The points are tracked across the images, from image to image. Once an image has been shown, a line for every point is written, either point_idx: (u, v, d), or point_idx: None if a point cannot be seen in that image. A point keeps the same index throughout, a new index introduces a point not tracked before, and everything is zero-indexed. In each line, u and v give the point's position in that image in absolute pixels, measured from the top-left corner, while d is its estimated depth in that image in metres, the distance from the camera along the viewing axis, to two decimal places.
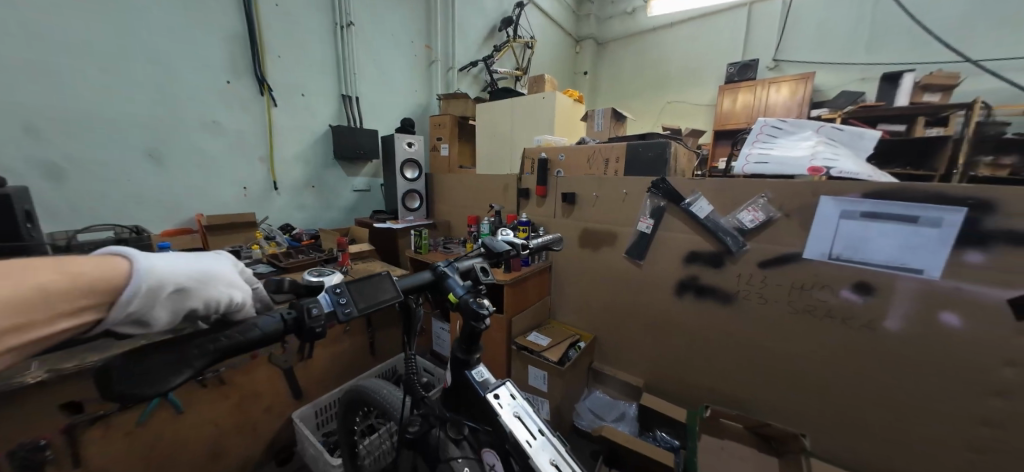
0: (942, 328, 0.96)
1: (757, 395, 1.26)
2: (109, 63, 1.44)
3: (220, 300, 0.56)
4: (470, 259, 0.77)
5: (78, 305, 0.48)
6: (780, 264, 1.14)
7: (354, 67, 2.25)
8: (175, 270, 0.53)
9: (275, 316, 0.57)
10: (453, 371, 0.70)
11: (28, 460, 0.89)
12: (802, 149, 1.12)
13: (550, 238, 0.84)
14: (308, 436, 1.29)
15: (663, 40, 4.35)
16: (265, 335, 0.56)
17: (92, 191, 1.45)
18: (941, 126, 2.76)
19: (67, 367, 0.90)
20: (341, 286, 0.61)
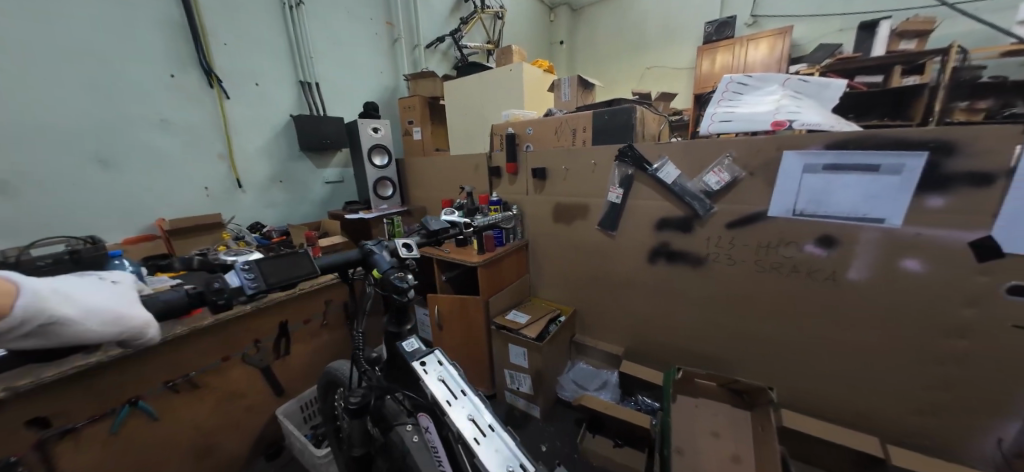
0: (904, 274, 0.97)
1: (731, 355, 1.29)
2: (33, 61, 1.32)
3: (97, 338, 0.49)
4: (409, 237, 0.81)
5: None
6: (748, 224, 1.13)
7: (310, 51, 2.13)
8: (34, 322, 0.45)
9: (178, 292, 0.58)
10: (385, 344, 0.79)
11: None
12: (767, 104, 1.09)
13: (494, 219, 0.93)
14: (294, 430, 1.29)
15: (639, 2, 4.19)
16: (168, 309, 0.57)
17: (36, 202, 1.37)
18: (917, 75, 2.74)
19: (22, 385, 0.88)
20: (247, 263, 0.61)
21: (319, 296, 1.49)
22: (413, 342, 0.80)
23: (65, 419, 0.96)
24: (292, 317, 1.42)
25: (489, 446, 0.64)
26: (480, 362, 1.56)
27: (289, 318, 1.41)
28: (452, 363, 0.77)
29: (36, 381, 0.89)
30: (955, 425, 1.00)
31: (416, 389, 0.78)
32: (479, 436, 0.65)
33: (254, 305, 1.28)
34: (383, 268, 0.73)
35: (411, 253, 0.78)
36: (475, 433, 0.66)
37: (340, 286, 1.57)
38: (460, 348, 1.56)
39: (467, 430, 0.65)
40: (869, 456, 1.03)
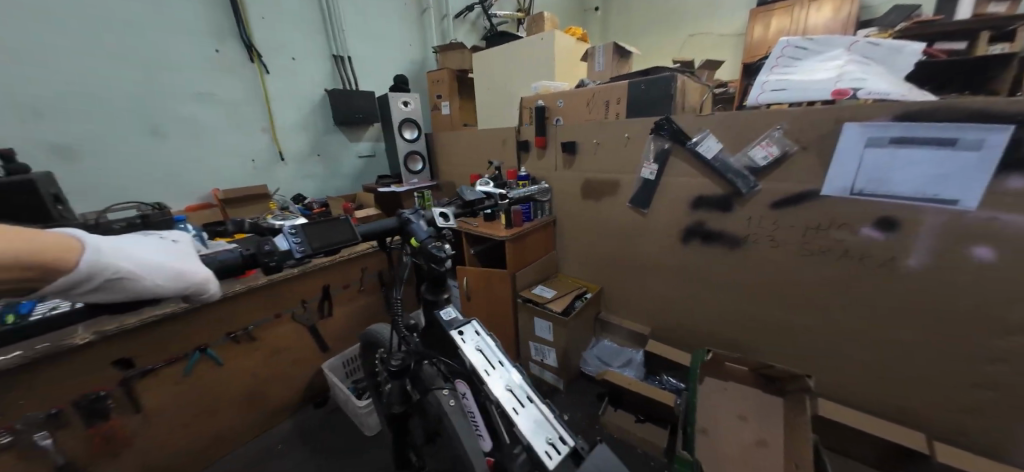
0: (971, 263, 0.88)
1: (764, 340, 1.24)
2: (93, 38, 1.41)
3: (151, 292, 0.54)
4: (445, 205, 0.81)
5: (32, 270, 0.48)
6: (793, 204, 1.06)
7: (341, 22, 2.14)
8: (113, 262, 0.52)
9: (234, 250, 0.61)
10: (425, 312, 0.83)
11: (94, 407, 1.01)
12: (827, 72, 0.99)
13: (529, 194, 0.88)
14: (337, 383, 1.40)
15: None
16: (225, 269, 0.60)
17: (104, 172, 1.50)
18: (1009, 41, 2.39)
19: (110, 329, 0.99)
20: (294, 227, 0.64)
21: (356, 264, 1.56)
22: (450, 311, 0.83)
23: (143, 362, 1.08)
24: (331, 282, 1.50)
25: (527, 416, 0.68)
26: (506, 335, 1.60)
27: (330, 283, 1.49)
28: (487, 334, 0.80)
29: (119, 327, 1.01)
30: (1014, 427, 0.93)
31: (454, 357, 0.82)
32: (517, 407, 0.69)
33: (298, 269, 1.36)
34: (421, 237, 0.75)
35: (449, 223, 0.78)
36: (514, 403, 0.70)
37: (374, 257, 1.64)
38: (488, 319, 1.59)
39: (507, 400, 0.70)
40: (908, 451, 0.98)
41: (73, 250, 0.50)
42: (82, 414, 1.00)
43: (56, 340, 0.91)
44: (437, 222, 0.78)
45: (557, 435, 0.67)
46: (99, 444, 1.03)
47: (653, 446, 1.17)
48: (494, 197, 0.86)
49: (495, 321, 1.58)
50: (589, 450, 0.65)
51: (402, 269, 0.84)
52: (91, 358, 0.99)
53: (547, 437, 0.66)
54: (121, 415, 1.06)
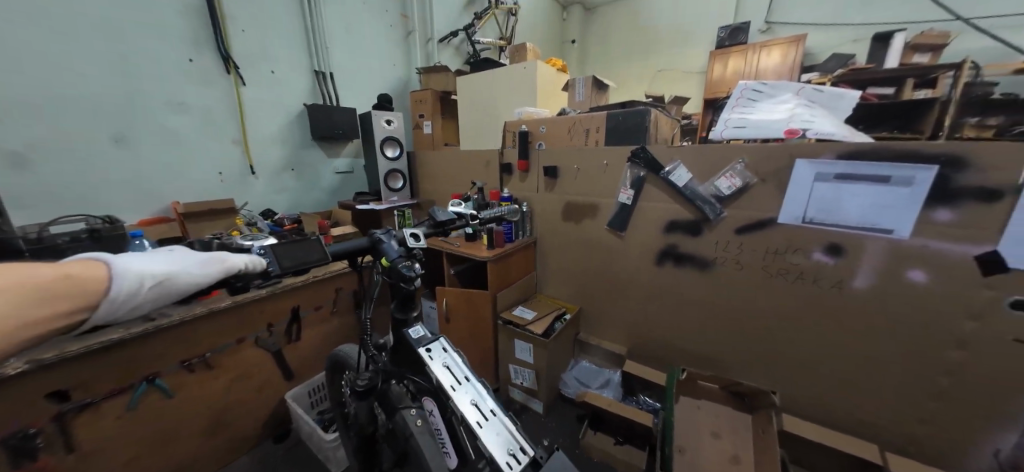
0: (908, 284, 0.99)
1: (734, 357, 1.30)
2: (53, 38, 1.34)
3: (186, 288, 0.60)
4: (417, 226, 0.80)
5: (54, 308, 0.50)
6: (756, 230, 1.15)
7: (325, 39, 2.14)
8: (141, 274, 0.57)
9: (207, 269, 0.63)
10: (392, 330, 0.81)
11: (19, 447, 0.90)
12: (781, 113, 1.10)
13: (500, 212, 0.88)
14: (302, 414, 1.33)
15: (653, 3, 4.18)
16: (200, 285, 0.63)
17: (54, 179, 1.39)
18: (929, 88, 2.75)
19: (47, 358, 0.91)
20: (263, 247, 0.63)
21: (331, 284, 1.51)
22: (419, 329, 0.83)
23: (84, 394, 0.98)
24: (303, 302, 1.44)
25: (490, 428, 0.69)
26: (485, 357, 1.58)
27: (301, 303, 1.43)
28: (455, 350, 0.80)
29: (58, 355, 0.92)
30: (953, 435, 1.02)
31: (421, 374, 0.81)
32: (480, 420, 0.70)
33: (268, 289, 1.30)
34: (392, 257, 0.74)
35: (419, 243, 0.77)
36: (478, 416, 0.70)
37: (350, 275, 1.60)
38: (468, 340, 1.58)
39: (471, 413, 0.70)
40: (865, 463, 1.05)
41: (99, 276, 0.53)
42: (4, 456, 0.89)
43: None
44: (408, 242, 0.76)
45: (519, 446, 0.69)
46: None
47: (633, 467, 1.19)
48: (463, 215, 0.85)
49: (475, 342, 1.57)
50: (548, 458, 0.69)
51: (375, 288, 0.82)
52: (23, 389, 0.89)
53: (508, 448, 0.67)
54: (51, 455, 0.95)
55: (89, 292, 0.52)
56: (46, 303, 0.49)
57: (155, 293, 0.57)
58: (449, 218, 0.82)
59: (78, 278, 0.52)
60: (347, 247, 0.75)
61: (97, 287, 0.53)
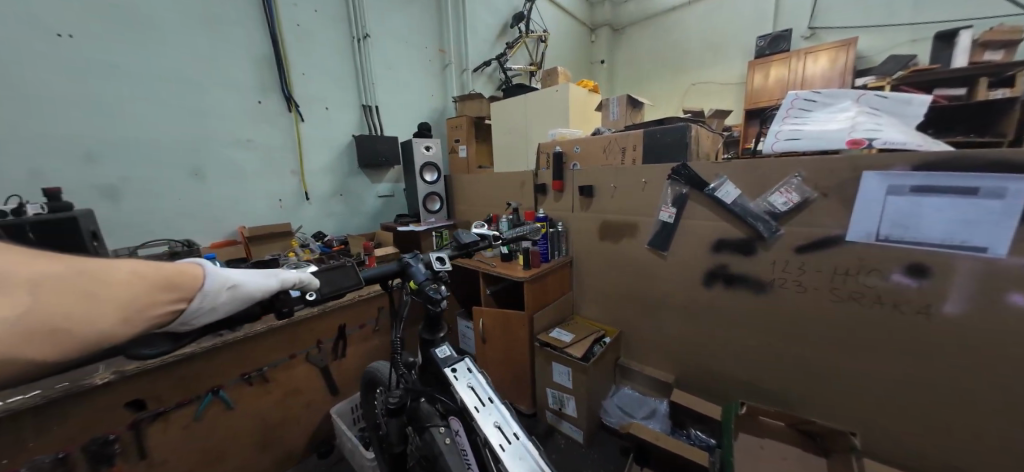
0: (1014, 311, 0.85)
1: (799, 390, 1.17)
2: (150, 89, 1.55)
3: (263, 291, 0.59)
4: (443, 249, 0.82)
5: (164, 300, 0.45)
6: (818, 249, 1.05)
7: (371, 76, 2.32)
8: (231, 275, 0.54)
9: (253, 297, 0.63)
10: (419, 349, 0.79)
11: (99, 452, 0.98)
12: (839, 122, 1.03)
13: (523, 231, 0.88)
14: (345, 430, 1.35)
15: (684, 19, 4.14)
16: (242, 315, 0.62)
17: (143, 210, 1.58)
18: (1008, 87, 2.47)
19: (129, 369, 1.00)
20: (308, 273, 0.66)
21: (372, 304, 1.56)
22: (446, 348, 0.79)
23: (156, 404, 1.07)
24: (348, 321, 1.50)
25: (514, 454, 0.63)
26: (522, 380, 1.54)
27: (347, 322, 1.49)
28: (480, 369, 0.75)
29: (138, 367, 1.01)
30: None
31: (447, 393, 0.77)
32: (504, 443, 0.64)
33: (319, 308, 1.37)
34: (419, 280, 0.75)
35: (443, 265, 0.79)
36: (501, 439, 0.64)
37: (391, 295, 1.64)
38: (505, 363, 1.55)
39: (494, 436, 0.65)
40: None
41: (196, 276, 0.49)
42: (87, 460, 0.97)
43: (77, 379, 0.93)
44: (434, 265, 0.78)
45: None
46: None
47: None
48: (487, 237, 0.86)
49: (511, 365, 1.54)
50: None
51: (406, 307, 0.83)
52: (109, 396, 0.99)
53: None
54: (126, 461, 1.03)
55: (188, 292, 0.47)
56: (147, 306, 0.43)
57: (232, 297, 0.54)
58: (474, 241, 0.83)
59: (177, 277, 0.47)
60: (378, 272, 0.77)
61: (193, 287, 0.48)
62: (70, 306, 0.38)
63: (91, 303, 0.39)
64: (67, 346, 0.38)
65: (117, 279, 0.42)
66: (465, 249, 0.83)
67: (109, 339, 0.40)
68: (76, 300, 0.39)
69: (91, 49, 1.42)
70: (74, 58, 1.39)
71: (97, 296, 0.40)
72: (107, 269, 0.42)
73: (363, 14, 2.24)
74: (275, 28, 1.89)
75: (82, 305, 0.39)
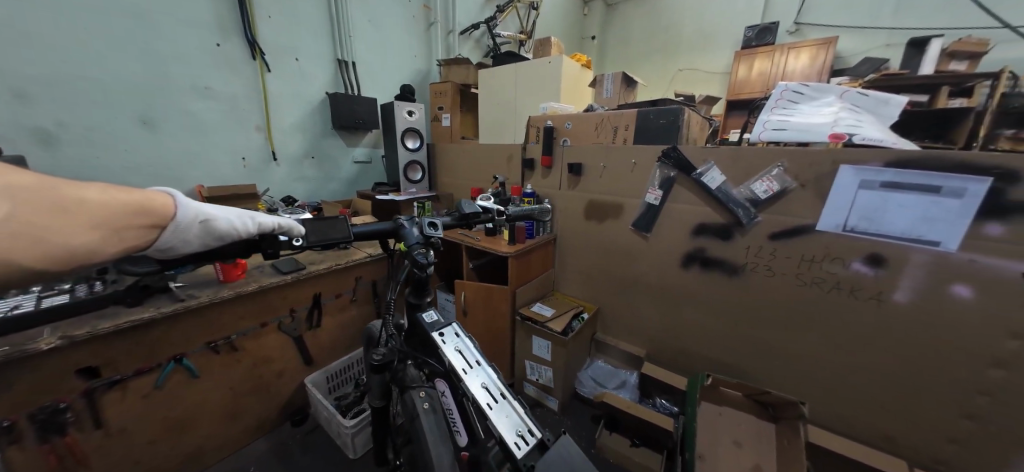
0: (952, 300, 0.95)
1: (758, 366, 1.28)
2: (89, 20, 1.35)
3: (238, 230, 0.60)
4: (439, 216, 0.78)
5: (132, 224, 0.46)
6: (790, 237, 1.12)
7: (349, 28, 2.13)
8: (206, 208, 0.55)
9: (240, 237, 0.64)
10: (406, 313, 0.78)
11: (49, 421, 0.91)
12: (824, 116, 1.07)
13: (530, 211, 0.86)
14: (321, 400, 1.34)
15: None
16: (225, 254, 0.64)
17: (85, 159, 1.41)
18: (964, 97, 2.64)
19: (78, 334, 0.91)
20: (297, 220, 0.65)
21: (349, 274, 1.51)
22: (432, 313, 0.78)
23: (112, 372, 1.00)
24: (324, 291, 1.45)
25: (501, 411, 0.65)
26: (502, 352, 1.58)
27: (322, 291, 1.44)
28: (468, 334, 0.75)
29: (88, 333, 0.92)
30: (986, 455, 0.99)
31: (433, 356, 0.77)
32: (491, 402, 0.66)
33: (293, 276, 1.30)
34: (411, 244, 0.72)
35: (436, 232, 0.75)
36: (488, 399, 0.66)
37: (370, 266, 1.59)
38: (486, 335, 1.57)
39: (481, 397, 0.66)
40: None
41: (166, 206, 0.50)
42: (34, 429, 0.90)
43: (17, 344, 0.84)
44: (427, 230, 0.74)
45: (526, 428, 0.65)
46: (52, 462, 0.94)
47: None
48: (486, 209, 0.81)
49: (489, 337, 1.56)
50: (555, 439, 0.64)
51: (403, 272, 0.81)
52: (59, 362, 0.91)
53: (516, 431, 0.63)
54: (81, 430, 0.97)
55: (157, 220, 0.49)
56: (122, 228, 0.45)
57: (204, 232, 0.56)
58: (471, 211, 0.79)
59: (147, 204, 0.48)
60: (370, 229, 0.74)
61: (163, 215, 0.50)
62: (48, 220, 0.40)
63: (68, 219, 0.41)
64: (52, 255, 0.40)
65: (90, 199, 0.43)
66: (462, 219, 0.79)
67: (93, 254, 0.43)
68: (54, 216, 0.40)
69: None
70: None
71: (69, 211, 0.41)
72: (77, 188, 0.43)
73: None
74: None
75: (59, 221, 0.40)
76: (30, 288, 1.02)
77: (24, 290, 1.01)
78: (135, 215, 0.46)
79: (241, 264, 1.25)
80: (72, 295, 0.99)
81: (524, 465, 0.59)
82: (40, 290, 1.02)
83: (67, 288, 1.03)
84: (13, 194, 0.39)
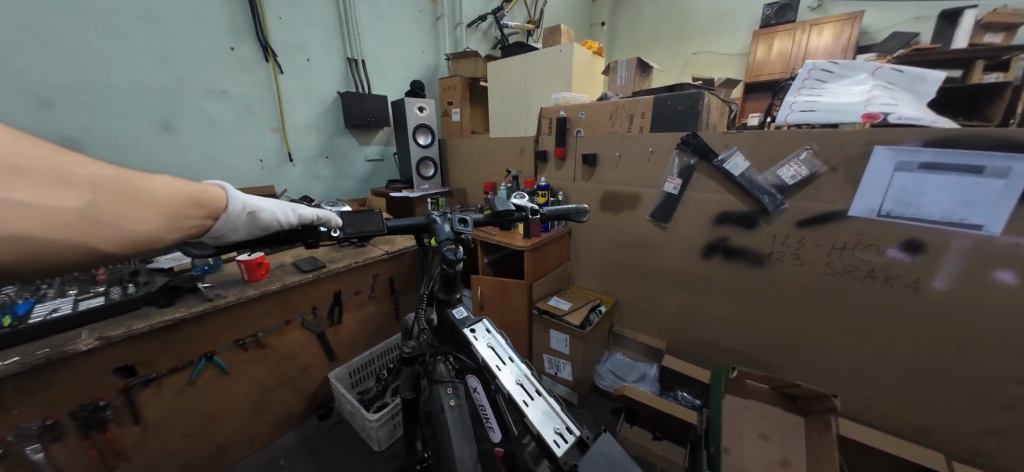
0: (996, 287, 0.89)
1: (784, 357, 1.24)
2: (109, 28, 1.39)
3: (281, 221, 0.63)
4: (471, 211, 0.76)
5: (191, 215, 0.48)
6: (818, 224, 1.07)
7: (357, 26, 2.14)
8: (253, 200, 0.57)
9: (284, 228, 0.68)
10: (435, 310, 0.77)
11: (89, 418, 0.95)
12: (855, 95, 1.00)
13: (569, 209, 0.81)
14: (345, 393, 1.37)
15: None
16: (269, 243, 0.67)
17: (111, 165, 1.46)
18: (1002, 71, 2.48)
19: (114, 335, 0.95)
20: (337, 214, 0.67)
21: (367, 270, 1.52)
22: (461, 310, 0.77)
23: (147, 370, 1.04)
24: (344, 288, 1.46)
25: (538, 409, 0.65)
26: (520, 345, 1.58)
27: (342, 288, 1.46)
28: (499, 330, 0.74)
29: (124, 333, 0.95)
30: None
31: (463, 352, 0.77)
32: (527, 399, 0.65)
33: (313, 274, 1.31)
34: (442, 239, 0.72)
35: (467, 227, 0.74)
36: (524, 396, 0.65)
37: (387, 263, 1.60)
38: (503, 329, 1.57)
39: (518, 393, 0.65)
40: None
41: (218, 197, 0.52)
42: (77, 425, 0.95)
43: (58, 346, 0.87)
44: (457, 225, 0.74)
45: (564, 426, 0.65)
46: (95, 457, 0.99)
47: (673, 465, 1.15)
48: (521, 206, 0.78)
49: (508, 331, 1.56)
50: (594, 439, 0.64)
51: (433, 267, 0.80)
52: (97, 362, 0.95)
53: (555, 427, 0.64)
54: (120, 425, 1.01)
55: (210, 211, 0.51)
56: (180, 218, 0.47)
57: (248, 223, 0.58)
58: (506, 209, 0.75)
59: (200, 195, 0.50)
60: (404, 223, 0.74)
61: (216, 208, 0.52)
62: (121, 209, 0.42)
63: (136, 209, 0.43)
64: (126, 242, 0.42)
65: (156, 190, 0.45)
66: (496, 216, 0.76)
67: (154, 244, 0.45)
68: (124, 205, 0.42)
69: None
70: None
71: (137, 201, 0.43)
72: (146, 179, 0.45)
73: None
74: None
75: (129, 210, 0.42)
76: (67, 291, 1.06)
77: (61, 294, 1.05)
78: (193, 206, 0.49)
79: (265, 263, 1.26)
80: (107, 298, 1.03)
81: (566, 464, 0.60)
82: (76, 294, 1.06)
83: (101, 291, 1.07)
84: (90, 187, 0.41)
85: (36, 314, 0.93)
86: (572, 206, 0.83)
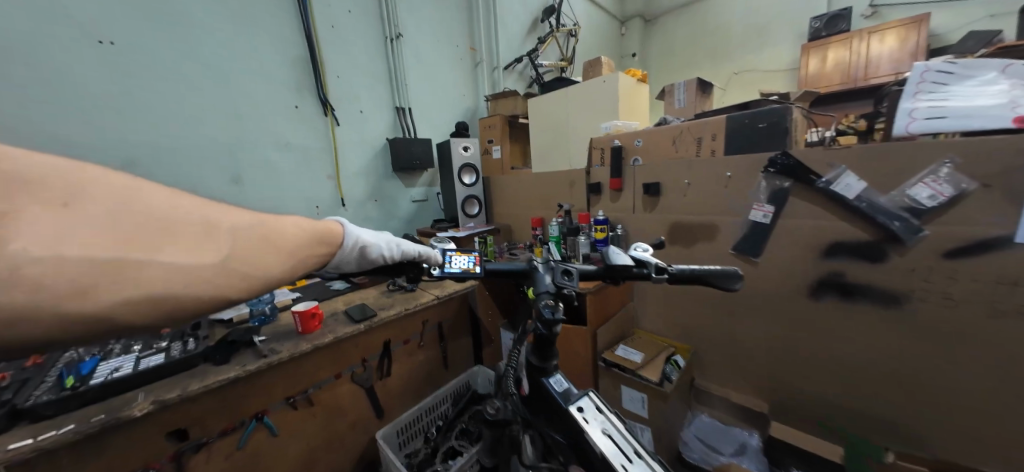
0: None
1: (936, 421, 0.97)
2: (194, 95, 1.52)
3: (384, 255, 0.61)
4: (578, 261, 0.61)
5: (316, 255, 0.42)
6: (967, 252, 0.86)
7: (405, 77, 2.25)
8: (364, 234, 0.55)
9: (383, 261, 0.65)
10: (528, 377, 0.63)
11: None
12: (993, 96, 0.83)
13: (716, 271, 0.58)
14: (393, 460, 1.21)
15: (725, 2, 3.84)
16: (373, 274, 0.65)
17: None
18: None
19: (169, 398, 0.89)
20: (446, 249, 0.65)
21: (414, 318, 1.44)
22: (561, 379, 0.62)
23: (199, 433, 0.98)
24: (393, 337, 1.39)
25: None
26: None
27: (392, 337, 1.38)
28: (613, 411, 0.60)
29: (178, 395, 0.89)
30: None
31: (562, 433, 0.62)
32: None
33: (366, 325, 1.23)
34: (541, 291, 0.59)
35: (573, 281, 0.59)
36: None
37: (435, 307, 1.52)
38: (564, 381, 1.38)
39: None
40: None
41: (338, 231, 0.48)
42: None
43: (114, 412, 0.82)
44: (560, 277, 0.60)
45: None
46: None
47: None
48: (643, 262, 0.58)
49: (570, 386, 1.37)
50: None
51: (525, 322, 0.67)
52: (151, 424, 0.90)
53: None
54: None
55: (332, 248, 0.46)
56: (305, 257, 0.40)
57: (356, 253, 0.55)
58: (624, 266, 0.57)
59: (325, 232, 0.45)
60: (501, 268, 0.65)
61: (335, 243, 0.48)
62: (255, 252, 0.34)
63: (266, 248, 0.35)
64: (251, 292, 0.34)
65: (285, 229, 0.38)
66: (607, 272, 0.59)
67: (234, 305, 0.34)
68: (255, 247, 0.34)
69: (136, 55, 1.39)
70: (121, 65, 1.37)
71: (265, 242, 0.35)
72: (278, 219, 0.38)
73: (397, 14, 2.17)
74: (312, 31, 1.84)
75: (258, 254, 0.34)
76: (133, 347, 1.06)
77: (126, 350, 1.04)
78: (321, 246, 0.43)
79: (318, 313, 1.21)
80: (167, 355, 1.01)
81: None
82: (140, 350, 1.05)
83: (162, 348, 1.05)
84: (222, 229, 0.33)
85: (98, 373, 0.92)
86: (722, 269, 0.58)
